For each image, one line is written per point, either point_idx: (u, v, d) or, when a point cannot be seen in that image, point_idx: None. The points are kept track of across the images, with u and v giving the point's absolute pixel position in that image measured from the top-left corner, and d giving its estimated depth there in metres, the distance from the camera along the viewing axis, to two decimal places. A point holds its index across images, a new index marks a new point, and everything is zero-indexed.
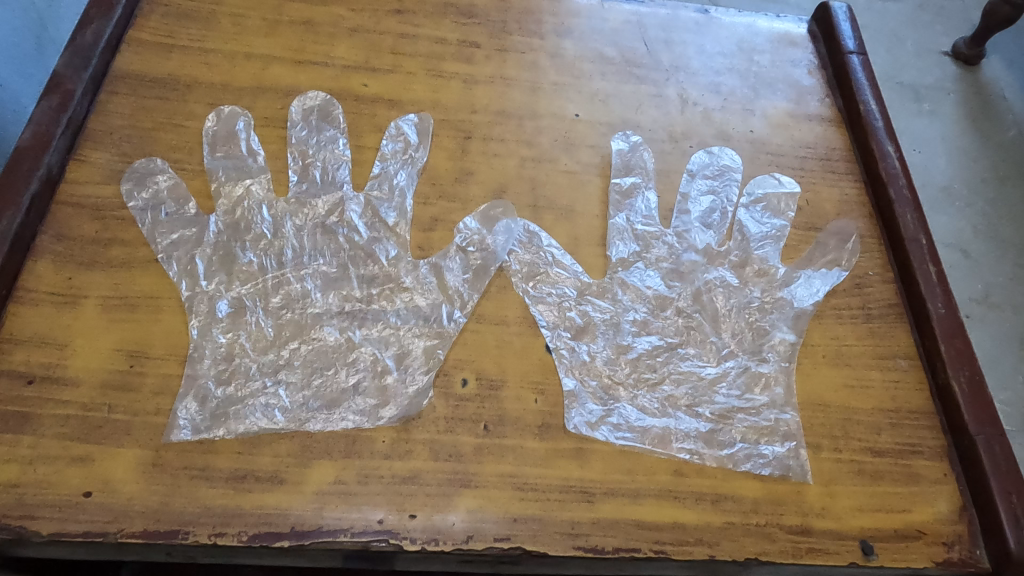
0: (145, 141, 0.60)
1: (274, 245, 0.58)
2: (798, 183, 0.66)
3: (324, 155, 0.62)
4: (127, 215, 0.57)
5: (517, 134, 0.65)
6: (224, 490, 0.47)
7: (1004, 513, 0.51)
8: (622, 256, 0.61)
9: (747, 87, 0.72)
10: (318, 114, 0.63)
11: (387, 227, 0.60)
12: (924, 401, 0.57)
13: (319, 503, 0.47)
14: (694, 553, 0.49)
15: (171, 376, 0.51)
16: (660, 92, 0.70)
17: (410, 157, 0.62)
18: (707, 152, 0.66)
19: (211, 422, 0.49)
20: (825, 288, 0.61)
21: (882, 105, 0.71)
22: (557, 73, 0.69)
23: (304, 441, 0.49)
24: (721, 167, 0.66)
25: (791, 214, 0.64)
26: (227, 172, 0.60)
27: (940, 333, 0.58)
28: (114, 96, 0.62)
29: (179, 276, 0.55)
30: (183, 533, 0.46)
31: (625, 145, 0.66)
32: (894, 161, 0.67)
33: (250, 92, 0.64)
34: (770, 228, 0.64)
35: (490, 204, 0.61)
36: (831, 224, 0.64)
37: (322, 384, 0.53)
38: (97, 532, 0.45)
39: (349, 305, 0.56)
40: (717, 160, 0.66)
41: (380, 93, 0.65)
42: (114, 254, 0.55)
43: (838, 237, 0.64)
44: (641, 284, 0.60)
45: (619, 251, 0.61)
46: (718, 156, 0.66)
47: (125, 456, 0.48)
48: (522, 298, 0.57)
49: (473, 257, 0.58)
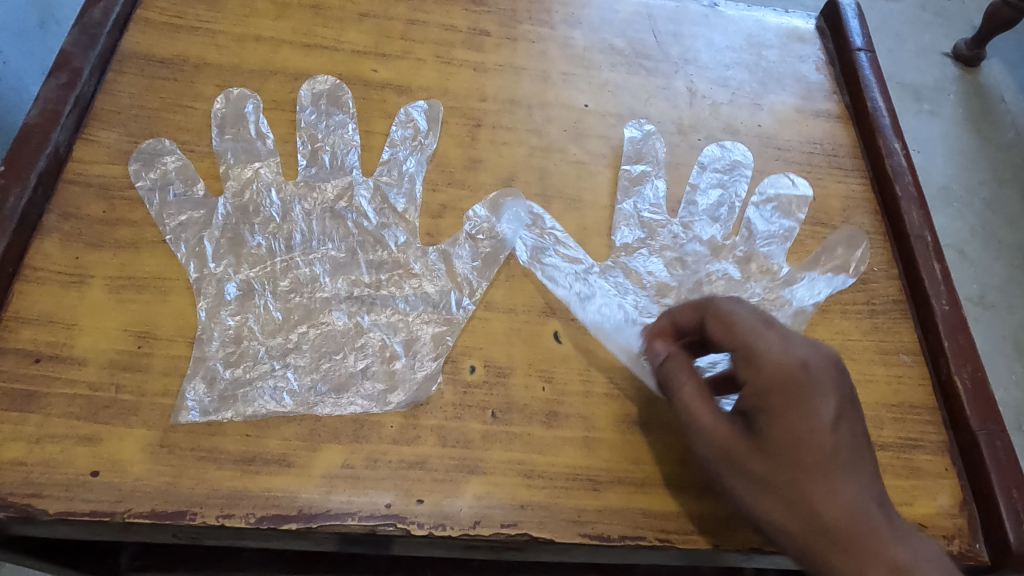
0: (153, 121, 0.60)
1: (283, 229, 0.58)
2: (812, 187, 0.66)
3: (334, 139, 0.62)
4: (134, 196, 0.56)
5: (526, 123, 0.65)
6: (232, 472, 0.47)
7: (1004, 507, 0.52)
8: (626, 241, 0.61)
9: (755, 81, 0.72)
10: (327, 99, 0.63)
11: (396, 214, 0.60)
12: (926, 396, 0.58)
13: (327, 486, 0.47)
14: (698, 542, 0.49)
15: (179, 358, 0.51)
16: (669, 84, 0.70)
17: (420, 144, 0.62)
18: (720, 146, 0.67)
19: (219, 404, 0.49)
20: (829, 290, 0.61)
21: (889, 102, 0.72)
22: (566, 63, 0.69)
23: (313, 424, 0.49)
24: (732, 162, 0.66)
25: (801, 217, 0.64)
26: (236, 155, 0.60)
27: (944, 330, 0.59)
28: (122, 75, 0.61)
29: (187, 257, 0.55)
30: (190, 514, 0.46)
31: (638, 133, 0.66)
32: (900, 158, 0.68)
33: (259, 75, 0.63)
34: (778, 228, 0.64)
35: (500, 193, 0.61)
36: (842, 228, 0.65)
37: (331, 368, 0.53)
38: (104, 512, 0.45)
39: (358, 290, 0.56)
40: (729, 155, 0.66)
41: (389, 79, 0.65)
42: (122, 234, 0.55)
43: (847, 241, 0.64)
44: (643, 271, 0.60)
45: (624, 237, 0.61)
46: (730, 151, 0.66)
47: (132, 437, 0.47)
48: (531, 287, 0.57)
49: (482, 244, 0.58)
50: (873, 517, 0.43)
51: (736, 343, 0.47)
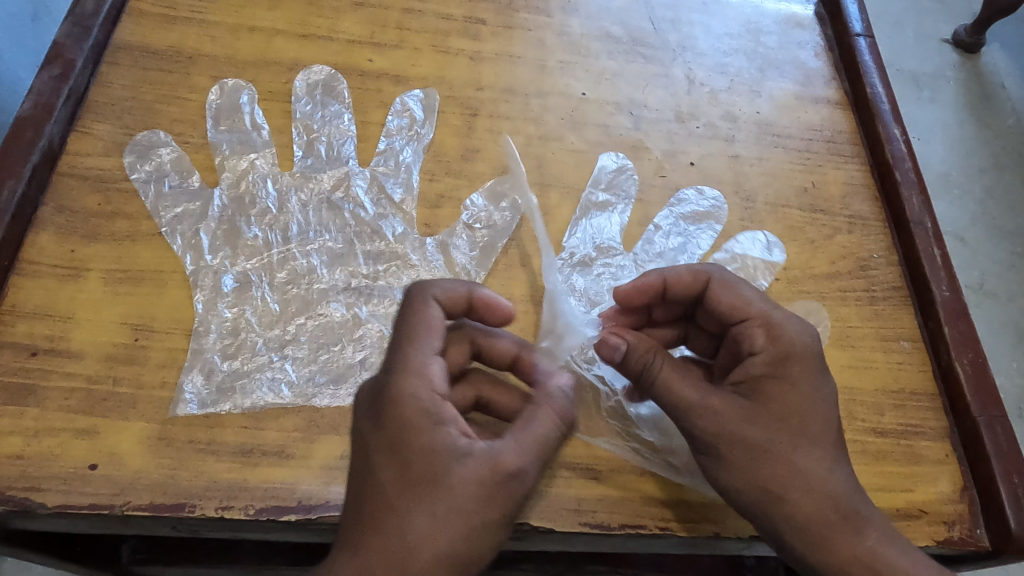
0: (147, 113, 0.59)
1: (279, 220, 0.58)
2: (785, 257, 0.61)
3: (330, 130, 0.61)
4: (130, 188, 0.56)
5: (523, 112, 0.64)
6: (231, 464, 0.47)
7: (1006, 492, 0.52)
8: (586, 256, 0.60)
9: (753, 68, 0.71)
10: (323, 89, 0.62)
11: (393, 204, 0.59)
12: (927, 382, 0.58)
13: (326, 478, 0.47)
14: (698, 529, 0.49)
15: (177, 350, 0.50)
16: (667, 71, 0.69)
17: (416, 133, 0.62)
18: (698, 192, 0.63)
19: (217, 396, 0.49)
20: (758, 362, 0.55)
21: (888, 88, 0.71)
22: (563, 52, 0.69)
23: (312, 416, 0.49)
24: (701, 213, 0.62)
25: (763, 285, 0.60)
26: (231, 146, 0.59)
27: (945, 316, 0.59)
28: (115, 67, 0.61)
29: (183, 249, 0.54)
30: (189, 506, 0.46)
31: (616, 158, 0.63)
32: (900, 144, 0.67)
33: (253, 65, 0.63)
34: None
35: (498, 180, 0.60)
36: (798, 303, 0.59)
37: (329, 360, 0.52)
38: (103, 505, 0.45)
39: (355, 281, 0.56)
40: (703, 203, 0.63)
41: (385, 69, 0.64)
42: (117, 227, 0.54)
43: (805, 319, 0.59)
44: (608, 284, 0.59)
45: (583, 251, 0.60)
46: (705, 199, 0.63)
47: (130, 430, 0.47)
48: (529, 277, 0.57)
49: (480, 233, 0.58)
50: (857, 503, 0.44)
51: (740, 319, 0.47)
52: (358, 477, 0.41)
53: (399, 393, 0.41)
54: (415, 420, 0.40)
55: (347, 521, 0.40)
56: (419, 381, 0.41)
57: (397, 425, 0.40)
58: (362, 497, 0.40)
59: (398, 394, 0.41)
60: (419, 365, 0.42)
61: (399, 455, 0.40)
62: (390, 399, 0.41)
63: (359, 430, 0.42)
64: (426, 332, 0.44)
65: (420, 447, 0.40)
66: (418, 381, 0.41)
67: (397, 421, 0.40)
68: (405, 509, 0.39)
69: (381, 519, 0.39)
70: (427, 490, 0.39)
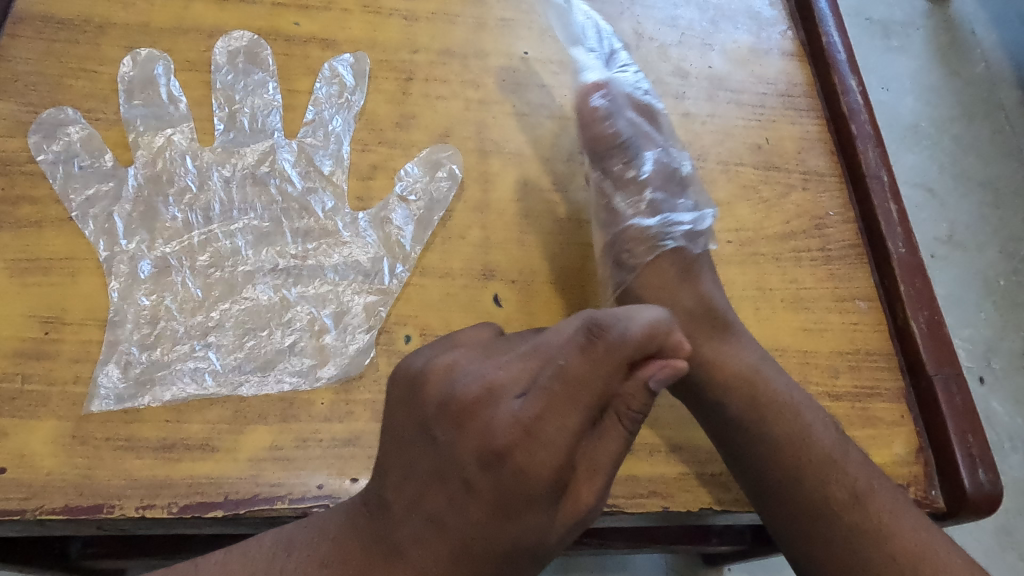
0: (53, 89, 0.55)
1: (200, 200, 0.54)
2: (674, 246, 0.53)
3: (253, 101, 0.57)
4: (36, 170, 0.52)
5: (462, 75, 0.59)
6: (152, 460, 0.45)
7: (960, 452, 0.51)
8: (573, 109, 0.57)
9: (705, 20, 0.67)
10: (244, 56, 0.58)
11: (322, 177, 0.56)
12: (883, 342, 0.56)
13: (254, 470, 0.45)
14: (647, 505, 0.48)
15: (90, 343, 0.48)
16: (615, 26, 0.65)
17: (346, 101, 0.57)
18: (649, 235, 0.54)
19: (135, 390, 0.46)
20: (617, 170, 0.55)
21: (845, 36, 0.68)
22: (504, 7, 0.63)
23: (237, 406, 0.47)
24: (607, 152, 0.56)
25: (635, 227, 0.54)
26: (146, 122, 0.55)
27: (900, 273, 0.57)
28: (17, 40, 0.56)
29: (96, 235, 0.51)
30: (108, 507, 0.43)
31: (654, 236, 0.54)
32: (855, 95, 0.65)
33: (169, 33, 0.58)
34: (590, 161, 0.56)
35: (434, 149, 0.56)
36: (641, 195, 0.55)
37: (256, 346, 0.50)
38: (14, 510, 0.43)
39: (282, 261, 0.53)
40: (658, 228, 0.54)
41: (313, 33, 0.59)
42: (23, 213, 0.51)
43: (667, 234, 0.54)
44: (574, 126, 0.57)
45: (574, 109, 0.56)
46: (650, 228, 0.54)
47: (42, 429, 0.45)
48: (469, 250, 0.54)
49: (415, 206, 0.54)
50: (767, 434, 0.47)
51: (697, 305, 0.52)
52: (403, 483, 0.37)
53: (535, 460, 0.32)
54: (545, 492, 0.33)
55: (390, 521, 0.37)
56: (559, 450, 0.32)
57: (515, 491, 0.33)
58: (419, 517, 0.36)
59: (523, 465, 0.32)
60: (564, 425, 0.32)
61: (500, 514, 0.33)
62: (520, 466, 0.32)
63: (450, 456, 0.34)
64: (591, 390, 0.32)
65: (529, 522, 0.33)
66: (550, 458, 0.32)
67: (500, 489, 0.33)
68: (472, 568, 0.34)
69: (449, 558, 0.35)
70: (502, 557, 0.34)
